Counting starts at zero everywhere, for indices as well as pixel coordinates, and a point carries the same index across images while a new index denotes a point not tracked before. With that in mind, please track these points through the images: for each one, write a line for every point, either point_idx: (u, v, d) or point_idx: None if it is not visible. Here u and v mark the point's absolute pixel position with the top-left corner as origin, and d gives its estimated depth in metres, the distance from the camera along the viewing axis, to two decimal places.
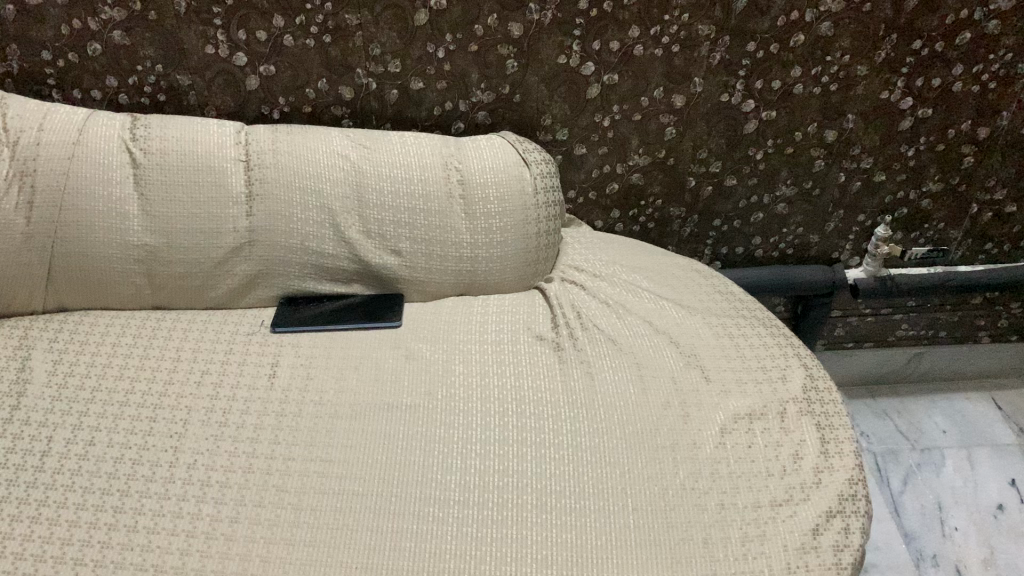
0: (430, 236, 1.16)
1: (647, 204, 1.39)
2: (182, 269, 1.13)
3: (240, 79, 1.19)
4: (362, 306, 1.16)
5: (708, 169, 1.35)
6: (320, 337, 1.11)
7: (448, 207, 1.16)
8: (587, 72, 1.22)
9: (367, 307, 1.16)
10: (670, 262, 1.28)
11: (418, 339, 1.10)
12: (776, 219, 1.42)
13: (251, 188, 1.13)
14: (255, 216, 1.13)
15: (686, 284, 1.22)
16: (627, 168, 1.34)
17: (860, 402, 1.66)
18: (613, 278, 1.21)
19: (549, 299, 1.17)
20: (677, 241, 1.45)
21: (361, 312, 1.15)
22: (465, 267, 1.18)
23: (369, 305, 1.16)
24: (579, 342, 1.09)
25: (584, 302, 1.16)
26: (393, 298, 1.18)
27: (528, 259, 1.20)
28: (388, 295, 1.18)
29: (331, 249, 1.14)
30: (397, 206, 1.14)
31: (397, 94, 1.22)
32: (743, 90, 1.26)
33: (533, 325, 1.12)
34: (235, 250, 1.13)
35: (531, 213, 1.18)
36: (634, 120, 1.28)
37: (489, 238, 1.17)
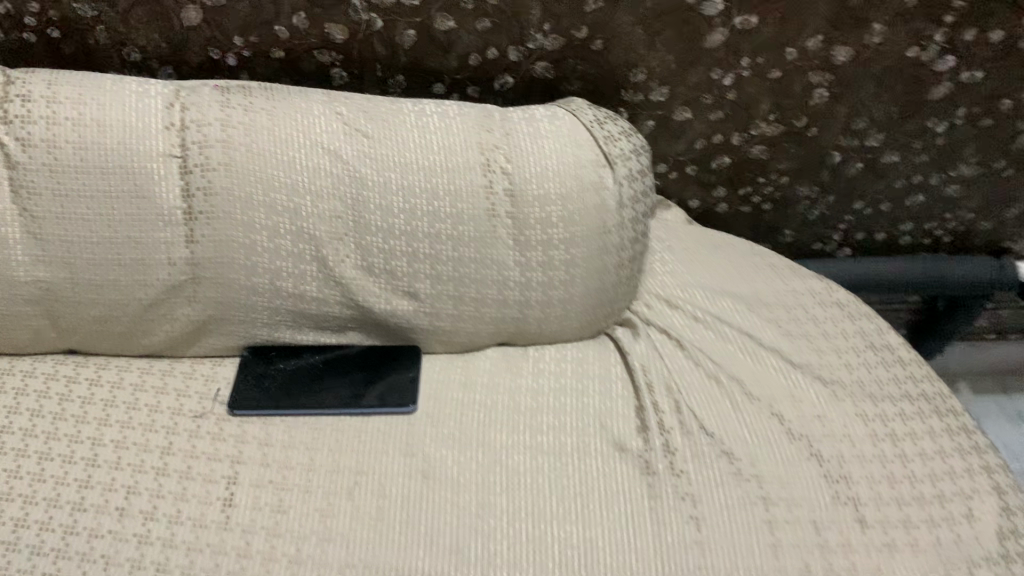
0: (463, 274, 0.78)
1: (764, 184, 0.98)
2: (98, 311, 0.77)
3: (172, 9, 0.77)
4: (350, 373, 0.81)
5: (863, 142, 0.93)
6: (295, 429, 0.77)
7: (491, 234, 0.77)
8: (711, 11, 0.78)
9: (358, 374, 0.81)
10: (800, 291, 0.90)
11: (441, 444, 0.75)
12: (942, 203, 1.02)
13: (191, 201, 0.74)
14: (198, 244, 0.74)
15: (824, 338, 0.85)
16: (746, 139, 0.92)
17: (990, 399, 1.30)
18: (722, 329, 0.84)
19: (632, 370, 0.81)
20: (798, 227, 1.05)
21: (353, 385, 0.80)
22: (512, 314, 0.81)
23: (363, 370, 0.82)
24: (678, 459, 0.74)
25: (683, 375, 0.80)
26: (394, 357, 0.83)
27: (602, 299, 0.82)
28: (385, 351, 0.83)
29: (315, 292, 0.77)
30: (413, 232, 0.76)
31: (414, 36, 0.80)
32: (942, 42, 0.82)
33: (608, 421, 0.77)
34: (172, 291, 0.76)
35: (612, 238, 0.79)
36: (770, 80, 0.85)
37: (548, 276, 0.79)
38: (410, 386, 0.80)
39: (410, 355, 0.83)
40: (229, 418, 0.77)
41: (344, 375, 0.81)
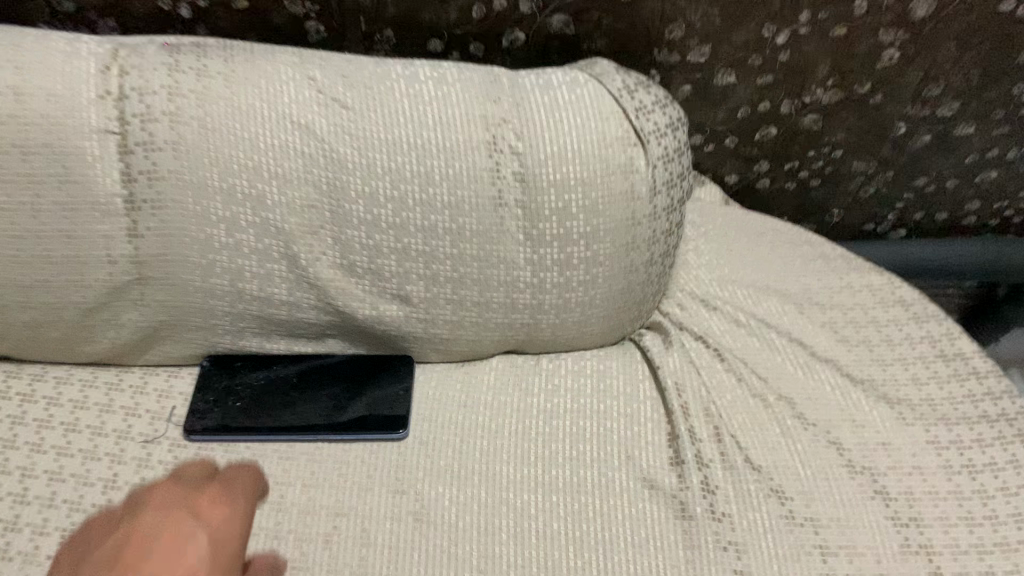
0: (463, 274, 0.65)
1: (814, 157, 0.84)
2: (29, 316, 0.65)
3: None
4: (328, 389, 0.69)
5: (934, 112, 0.79)
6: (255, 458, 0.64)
7: (497, 227, 0.64)
8: None
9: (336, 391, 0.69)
10: (857, 288, 0.77)
11: (437, 479, 0.63)
12: (1017, 179, 0.88)
13: (134, 187, 0.60)
14: (143, 238, 0.62)
15: (886, 346, 0.73)
16: (797, 108, 0.78)
17: None
18: (768, 336, 0.71)
19: (665, 389, 0.68)
20: (848, 206, 0.91)
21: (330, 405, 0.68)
22: (521, 320, 0.68)
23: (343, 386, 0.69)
24: (719, 499, 0.62)
25: (723, 394, 0.68)
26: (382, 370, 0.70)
27: (628, 301, 0.70)
28: (372, 362, 0.71)
29: (286, 295, 0.65)
30: (403, 225, 0.63)
31: None
32: None
33: (635, 450, 0.65)
34: (115, 293, 0.64)
35: (642, 231, 0.66)
36: (832, 38, 0.71)
37: (565, 277, 0.66)
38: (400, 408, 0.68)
39: (402, 367, 0.70)
40: (186, 444, 0.65)
41: (319, 392, 0.68)
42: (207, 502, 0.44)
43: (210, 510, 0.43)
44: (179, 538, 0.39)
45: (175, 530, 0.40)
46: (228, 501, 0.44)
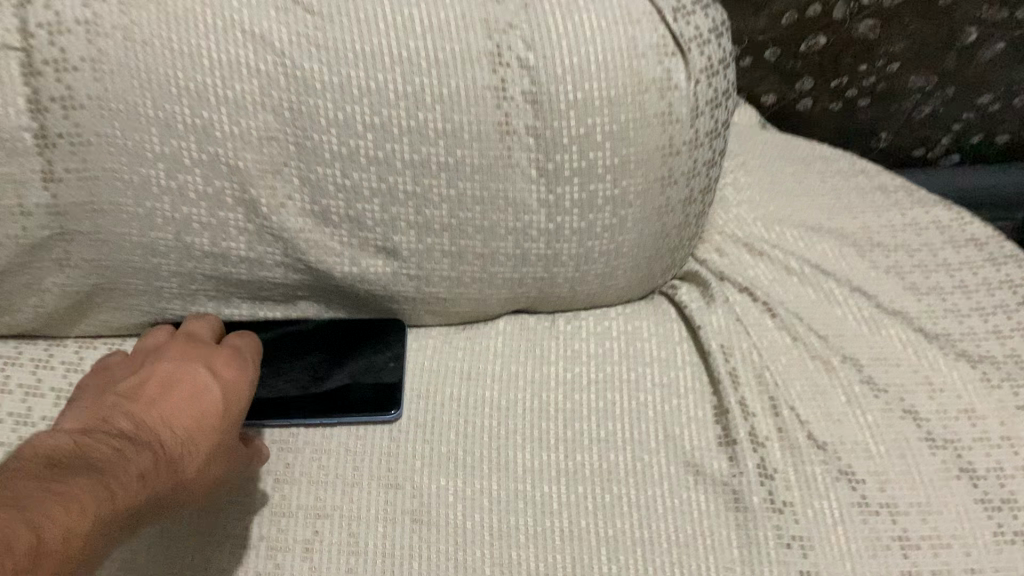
0: (464, 220, 0.53)
1: (866, 72, 0.72)
2: None
3: None
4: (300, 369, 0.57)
5: (1011, 14, 0.68)
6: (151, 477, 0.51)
7: (504, 160, 0.52)
8: None
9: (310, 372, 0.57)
10: (922, 226, 0.66)
11: (438, 469, 0.53)
12: None
13: (45, 117, 0.47)
14: (62, 183, 0.49)
15: (962, 293, 0.62)
16: (851, 9, 0.67)
17: None
18: (824, 286, 0.60)
19: (707, 353, 0.58)
20: (899, 130, 0.79)
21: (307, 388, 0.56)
22: (535, 275, 0.57)
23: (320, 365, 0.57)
24: (777, 484, 0.52)
25: (776, 358, 0.57)
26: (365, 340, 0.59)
27: (661, 248, 0.58)
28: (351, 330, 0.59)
29: (246, 249, 0.53)
30: (387, 161, 0.50)
31: None
32: None
33: (675, 429, 0.55)
34: (33, 252, 0.51)
35: (680, 163, 0.54)
36: None
37: (587, 221, 0.54)
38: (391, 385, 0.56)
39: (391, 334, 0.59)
40: None
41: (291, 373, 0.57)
42: (221, 364, 0.50)
43: (223, 364, 0.50)
44: (201, 375, 0.48)
45: (191, 374, 0.48)
46: (241, 365, 0.50)
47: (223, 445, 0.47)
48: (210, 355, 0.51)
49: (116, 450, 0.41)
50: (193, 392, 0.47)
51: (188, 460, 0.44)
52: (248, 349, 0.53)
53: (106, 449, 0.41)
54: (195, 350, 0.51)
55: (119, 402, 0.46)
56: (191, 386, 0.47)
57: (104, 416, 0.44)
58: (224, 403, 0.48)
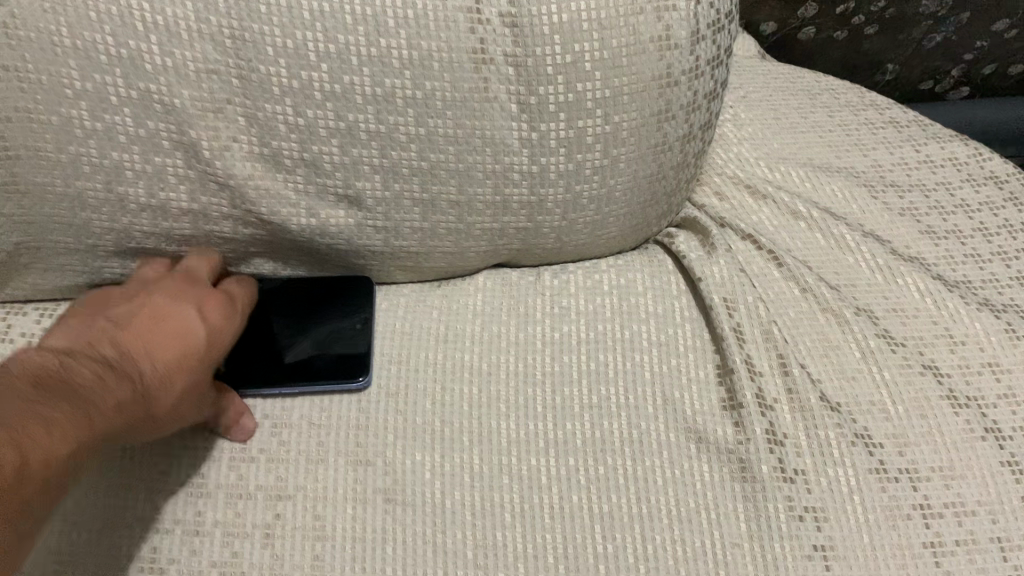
0: (436, 163, 0.47)
1: None
2: None
3: None
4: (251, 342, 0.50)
5: None
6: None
7: (479, 93, 0.45)
8: None
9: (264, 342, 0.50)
10: (937, 163, 0.60)
11: (413, 442, 0.47)
12: None
13: None
14: None
15: (984, 236, 0.56)
16: None
17: None
18: (834, 231, 0.55)
19: (709, 307, 0.52)
20: (908, 59, 0.73)
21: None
22: (518, 224, 0.51)
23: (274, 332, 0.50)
24: (789, 450, 0.47)
25: (783, 311, 0.52)
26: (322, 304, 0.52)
27: (657, 191, 0.53)
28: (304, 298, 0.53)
29: (190, 201, 0.46)
30: (346, 95, 0.44)
31: None
32: None
33: (675, 392, 0.50)
34: None
35: (679, 94, 0.48)
36: None
37: (574, 162, 0.49)
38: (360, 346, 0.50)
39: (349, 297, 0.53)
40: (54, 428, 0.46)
41: (242, 345, 0.50)
42: (212, 306, 0.45)
43: (214, 304, 0.45)
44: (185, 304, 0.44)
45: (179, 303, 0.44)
46: (230, 309, 0.46)
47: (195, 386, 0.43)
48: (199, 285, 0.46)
49: (96, 377, 0.38)
50: (180, 324, 0.43)
51: (163, 397, 0.41)
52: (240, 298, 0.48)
53: (84, 376, 0.38)
54: (184, 281, 0.46)
55: (107, 321, 0.42)
56: (175, 319, 0.43)
57: (89, 337, 0.41)
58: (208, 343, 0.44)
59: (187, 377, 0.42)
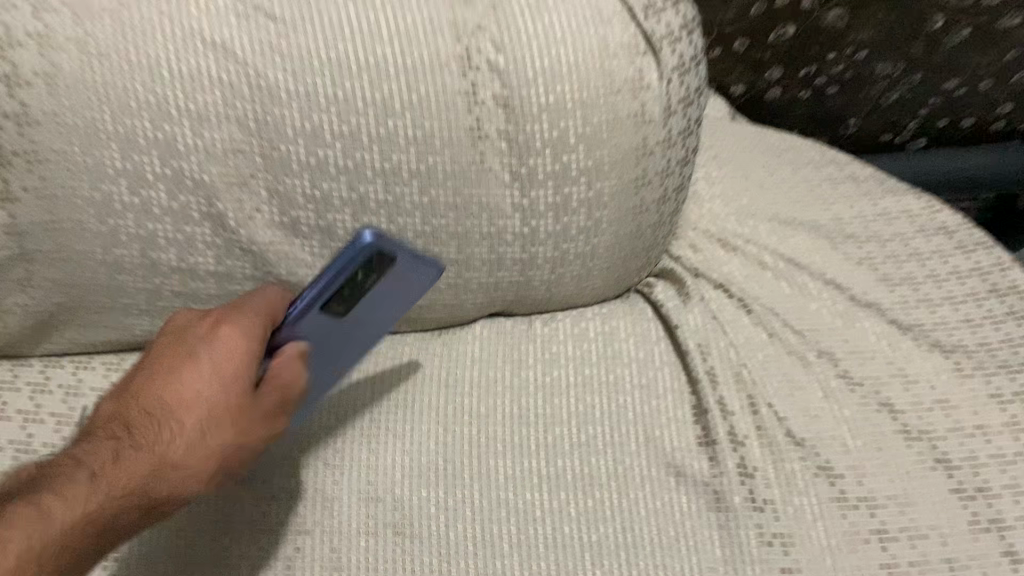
0: (437, 227, 0.53)
1: (835, 61, 0.72)
2: None
3: None
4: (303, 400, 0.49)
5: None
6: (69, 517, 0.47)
7: (476, 166, 0.51)
8: None
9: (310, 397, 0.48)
10: (893, 216, 0.66)
11: (419, 480, 0.52)
12: None
13: None
14: (22, 203, 0.47)
15: (934, 283, 0.62)
16: None
17: None
18: (799, 280, 0.61)
19: (685, 351, 0.58)
20: (867, 115, 0.80)
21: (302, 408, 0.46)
22: (512, 279, 0.57)
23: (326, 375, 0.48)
24: (758, 481, 0.52)
25: (752, 353, 0.57)
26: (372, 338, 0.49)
27: (636, 246, 0.58)
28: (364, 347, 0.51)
29: (216, 264, 0.52)
30: (359, 170, 0.49)
31: None
32: None
33: (655, 430, 0.55)
34: None
35: (654, 162, 0.54)
36: None
37: (562, 224, 0.54)
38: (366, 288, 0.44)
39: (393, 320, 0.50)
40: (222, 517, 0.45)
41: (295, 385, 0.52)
42: (226, 330, 0.42)
43: (228, 330, 0.42)
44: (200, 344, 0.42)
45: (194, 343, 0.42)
46: (251, 324, 0.42)
47: (244, 445, 0.42)
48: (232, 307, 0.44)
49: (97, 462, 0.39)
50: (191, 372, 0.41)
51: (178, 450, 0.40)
52: (282, 370, 0.43)
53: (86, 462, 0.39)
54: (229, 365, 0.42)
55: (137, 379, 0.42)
56: (186, 365, 0.41)
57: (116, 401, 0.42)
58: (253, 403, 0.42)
59: (232, 440, 0.41)
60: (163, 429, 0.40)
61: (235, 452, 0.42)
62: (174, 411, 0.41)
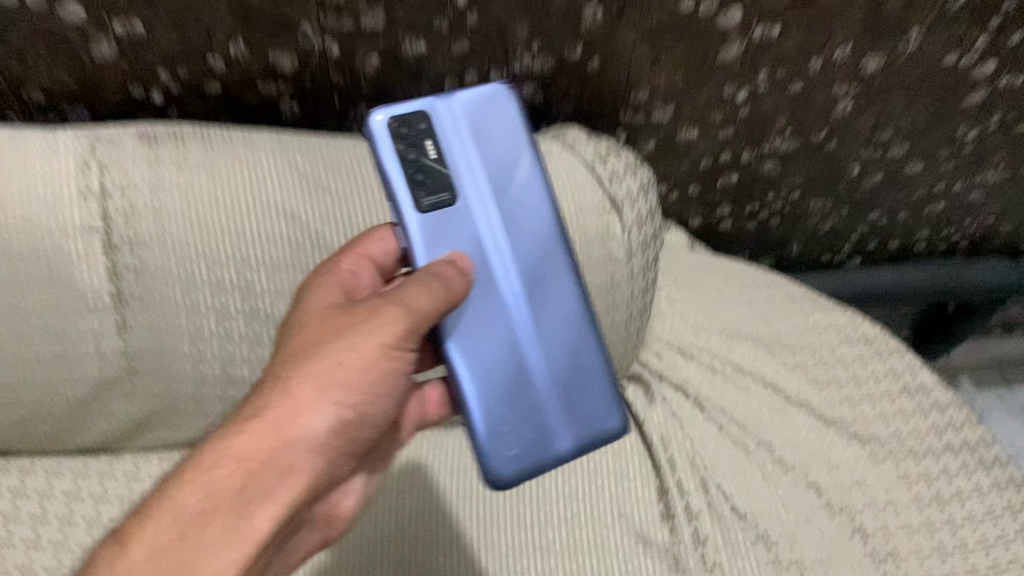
0: None
1: (774, 199, 0.88)
2: (19, 415, 0.64)
3: (79, 42, 0.63)
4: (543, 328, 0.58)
5: (885, 154, 0.83)
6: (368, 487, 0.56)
7: None
8: (729, 24, 0.66)
9: (508, 326, 0.57)
10: (823, 328, 0.80)
11: (437, 549, 0.65)
12: (962, 208, 0.92)
13: (120, 283, 0.61)
14: (133, 333, 0.62)
15: (855, 384, 0.76)
16: (757, 155, 0.82)
17: (992, 395, 1.21)
18: (743, 383, 0.75)
19: (651, 445, 0.72)
20: (807, 239, 0.95)
21: (487, 330, 0.56)
22: None
23: (501, 322, 0.56)
24: (708, 548, 0.65)
25: (705, 444, 0.71)
26: (535, 224, 0.58)
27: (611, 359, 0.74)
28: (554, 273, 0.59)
29: None
30: None
31: (379, 62, 0.67)
32: (985, 48, 0.71)
33: (627, 507, 0.68)
34: (104, 387, 0.64)
35: (621, 294, 0.69)
36: (790, 94, 0.74)
37: None
38: (432, 161, 0.54)
39: (533, 159, 0.58)
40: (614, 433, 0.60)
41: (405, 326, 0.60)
42: (324, 300, 0.51)
43: (325, 299, 0.51)
44: (308, 312, 0.51)
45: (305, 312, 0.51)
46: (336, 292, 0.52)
47: (356, 402, 0.47)
48: (327, 282, 0.53)
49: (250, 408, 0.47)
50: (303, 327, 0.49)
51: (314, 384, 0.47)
52: (407, 295, 0.49)
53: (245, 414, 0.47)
54: (343, 319, 0.49)
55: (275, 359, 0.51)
56: (301, 325, 0.50)
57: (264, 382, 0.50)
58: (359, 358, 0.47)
59: (349, 381, 0.47)
60: (276, 407, 0.46)
61: (350, 406, 0.47)
62: (288, 391, 0.46)
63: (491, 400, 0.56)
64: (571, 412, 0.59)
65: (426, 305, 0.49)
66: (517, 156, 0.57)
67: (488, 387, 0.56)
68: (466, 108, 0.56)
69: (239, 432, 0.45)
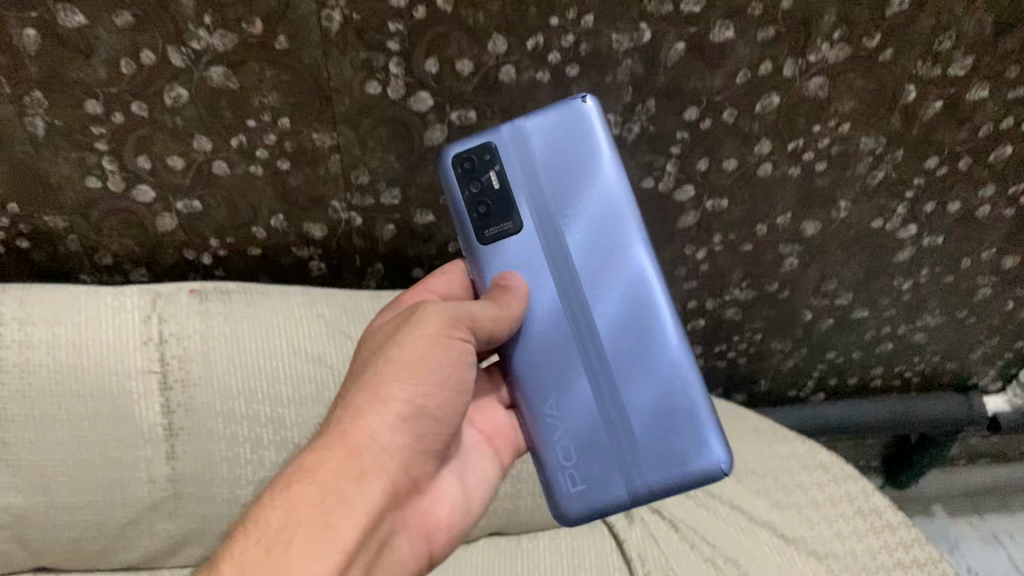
0: None
1: (739, 341, 1.00)
2: (75, 533, 0.74)
3: (147, 217, 0.77)
4: (620, 364, 0.59)
5: (832, 301, 0.95)
6: (460, 500, 0.60)
7: None
8: (684, 197, 0.80)
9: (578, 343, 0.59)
10: (784, 456, 0.90)
11: None
12: (909, 348, 1.04)
13: (172, 417, 0.72)
14: (180, 460, 0.72)
15: (813, 506, 0.85)
16: (720, 303, 0.94)
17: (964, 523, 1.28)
18: (713, 506, 0.84)
19: (629, 560, 0.81)
20: (773, 376, 1.07)
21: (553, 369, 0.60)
22: (505, 507, 0.82)
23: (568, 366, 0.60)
24: None
25: (680, 560, 0.80)
26: (611, 234, 0.60)
27: None
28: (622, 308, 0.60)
29: None
30: None
31: (394, 229, 0.81)
32: (904, 214, 0.84)
33: None
34: (152, 508, 0.73)
35: None
36: (742, 252, 0.87)
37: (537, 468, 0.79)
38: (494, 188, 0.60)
39: (609, 172, 0.60)
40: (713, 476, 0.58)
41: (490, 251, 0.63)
42: (382, 329, 0.59)
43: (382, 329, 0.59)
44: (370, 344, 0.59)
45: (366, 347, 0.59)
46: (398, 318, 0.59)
47: (405, 398, 0.53)
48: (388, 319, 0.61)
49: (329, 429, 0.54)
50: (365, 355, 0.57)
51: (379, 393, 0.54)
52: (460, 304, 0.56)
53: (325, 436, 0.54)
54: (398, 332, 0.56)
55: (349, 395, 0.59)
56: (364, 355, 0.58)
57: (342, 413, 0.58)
58: (404, 358, 0.54)
59: (410, 378, 0.54)
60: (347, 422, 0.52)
61: (412, 400, 0.54)
62: (349, 410, 0.53)
63: (559, 430, 0.60)
64: (660, 447, 0.58)
65: (476, 307, 0.56)
66: (593, 169, 0.60)
67: (553, 415, 0.60)
68: (518, 134, 0.60)
69: (313, 456, 0.52)
